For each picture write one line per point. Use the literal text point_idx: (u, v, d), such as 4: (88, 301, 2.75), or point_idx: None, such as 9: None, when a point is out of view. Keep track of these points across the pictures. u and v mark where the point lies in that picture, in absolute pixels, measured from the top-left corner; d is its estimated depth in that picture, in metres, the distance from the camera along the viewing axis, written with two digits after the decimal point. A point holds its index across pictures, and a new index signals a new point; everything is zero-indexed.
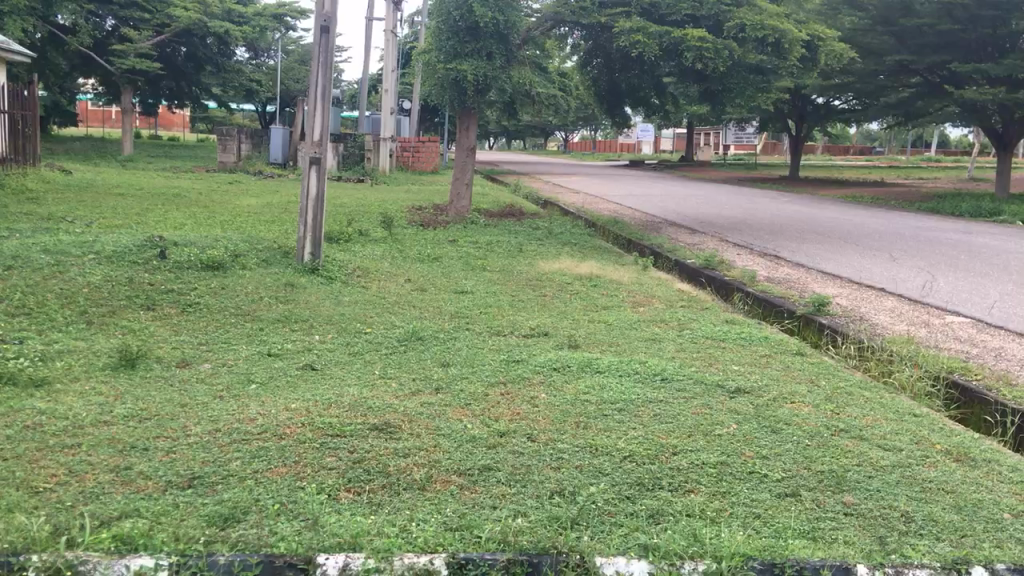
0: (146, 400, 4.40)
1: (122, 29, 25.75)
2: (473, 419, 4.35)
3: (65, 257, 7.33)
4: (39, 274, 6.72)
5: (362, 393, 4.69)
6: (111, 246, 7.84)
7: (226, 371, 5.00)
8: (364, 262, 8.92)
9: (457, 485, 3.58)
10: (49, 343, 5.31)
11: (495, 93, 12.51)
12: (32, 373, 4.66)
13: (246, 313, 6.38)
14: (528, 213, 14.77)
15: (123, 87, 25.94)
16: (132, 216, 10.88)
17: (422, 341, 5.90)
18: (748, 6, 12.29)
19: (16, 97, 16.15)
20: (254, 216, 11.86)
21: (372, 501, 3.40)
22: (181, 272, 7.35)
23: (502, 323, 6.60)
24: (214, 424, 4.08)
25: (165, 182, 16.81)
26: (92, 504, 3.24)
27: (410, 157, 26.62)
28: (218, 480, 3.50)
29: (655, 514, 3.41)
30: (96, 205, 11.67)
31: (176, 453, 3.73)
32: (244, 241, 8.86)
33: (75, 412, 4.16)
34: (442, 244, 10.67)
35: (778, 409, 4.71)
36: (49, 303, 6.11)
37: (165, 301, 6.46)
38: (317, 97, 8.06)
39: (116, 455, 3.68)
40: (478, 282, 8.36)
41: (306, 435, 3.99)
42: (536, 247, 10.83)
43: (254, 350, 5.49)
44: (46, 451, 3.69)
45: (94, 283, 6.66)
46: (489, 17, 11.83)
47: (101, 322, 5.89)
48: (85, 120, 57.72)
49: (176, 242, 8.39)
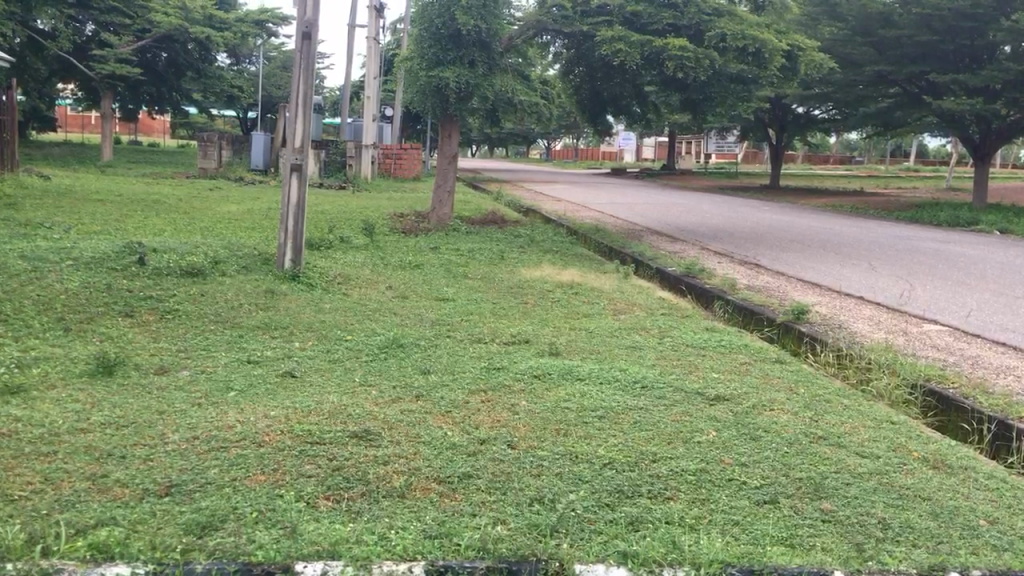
0: (124, 408, 4.36)
1: (102, 34, 25.52)
2: (454, 426, 4.35)
3: (42, 263, 7.27)
4: (16, 281, 6.66)
5: (342, 400, 4.68)
6: (89, 252, 7.78)
7: (204, 378, 4.98)
8: (345, 269, 8.88)
9: (438, 493, 3.58)
10: (26, 350, 5.27)
11: (477, 101, 12.48)
12: (7, 380, 4.62)
13: (225, 321, 6.34)
14: (510, 221, 14.78)
15: (103, 93, 25.73)
16: (111, 223, 10.77)
17: (402, 349, 5.88)
18: (729, 16, 12.42)
19: None
20: (235, 222, 11.80)
21: (351, 509, 3.39)
22: (160, 278, 7.30)
23: (484, 330, 6.60)
24: (192, 432, 4.06)
25: (145, 189, 16.67)
26: (67, 512, 3.20)
27: (393, 164, 26.60)
28: (196, 488, 3.48)
29: (635, 521, 3.42)
30: (72, 211, 11.60)
31: (154, 461, 3.71)
32: (224, 248, 8.80)
33: (52, 419, 4.13)
34: (424, 251, 10.65)
35: (757, 417, 4.74)
36: (26, 309, 6.05)
37: (144, 308, 6.43)
38: (297, 101, 8.03)
39: (93, 463, 3.65)
40: (459, 289, 8.35)
41: (285, 443, 3.97)
42: (517, 255, 10.84)
43: (233, 357, 5.47)
44: (22, 459, 3.65)
45: (71, 289, 6.59)
46: (472, 25, 11.90)
47: (79, 329, 5.84)
48: (63, 127, 57.23)
49: (156, 248, 8.36)
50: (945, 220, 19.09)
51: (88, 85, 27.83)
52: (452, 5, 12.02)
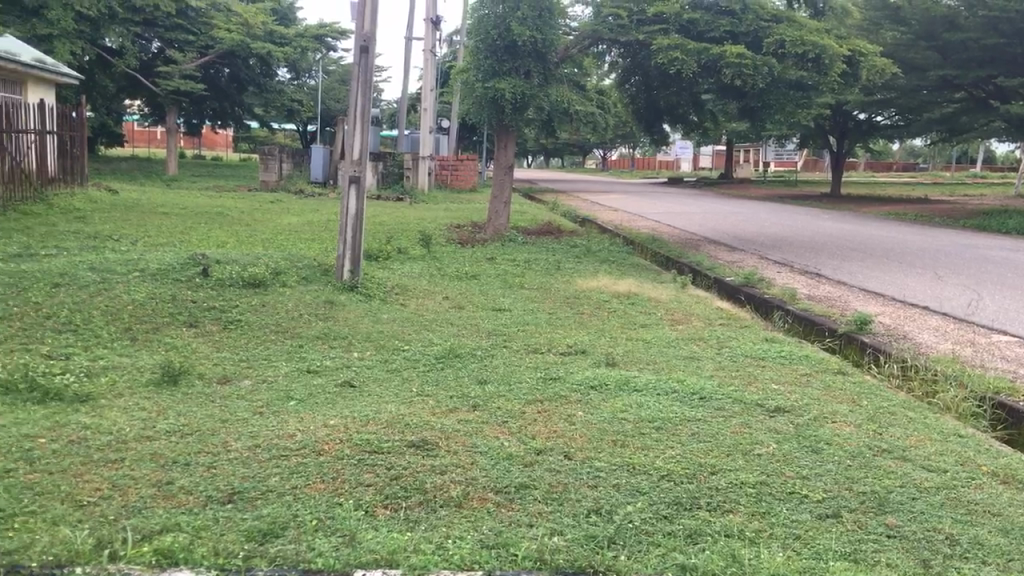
0: (188, 416, 4.46)
1: (168, 51, 26.16)
2: (510, 437, 4.36)
3: (111, 275, 7.48)
4: (86, 292, 6.85)
5: (399, 409, 4.73)
6: (155, 264, 7.98)
7: (266, 388, 5.06)
8: (402, 279, 8.97)
9: (494, 503, 3.58)
10: (95, 359, 5.42)
11: (532, 111, 12.51)
12: (77, 388, 4.74)
13: (286, 330, 6.46)
14: (566, 231, 14.79)
15: (169, 108, 26.37)
16: (176, 235, 11.05)
17: (459, 359, 5.92)
18: (789, 22, 12.27)
19: (65, 119, 16.14)
20: (295, 234, 12.02)
21: (408, 518, 3.41)
22: (223, 289, 7.46)
23: (539, 340, 6.59)
24: (254, 440, 4.13)
25: (209, 202, 16.97)
26: (134, 518, 3.28)
27: (449, 176, 26.75)
28: (258, 495, 3.54)
29: (694, 533, 3.38)
30: (138, 224, 11.85)
31: (216, 468, 3.77)
32: (285, 260, 8.96)
33: (118, 427, 4.22)
34: (481, 261, 10.72)
35: (819, 429, 4.65)
36: (95, 319, 6.23)
37: (207, 318, 6.56)
38: (356, 114, 8.13)
39: (159, 470, 3.73)
40: (515, 299, 8.37)
41: (344, 452, 4.02)
42: (574, 264, 10.83)
43: (293, 367, 5.55)
44: (91, 465, 3.74)
45: (139, 300, 6.76)
46: (528, 35, 11.96)
47: (145, 339, 5.99)
48: (131, 142, 58.86)
49: (219, 259, 8.53)
50: (1014, 228, 18.56)
51: (154, 101, 28.58)
52: (508, 17, 12.12)
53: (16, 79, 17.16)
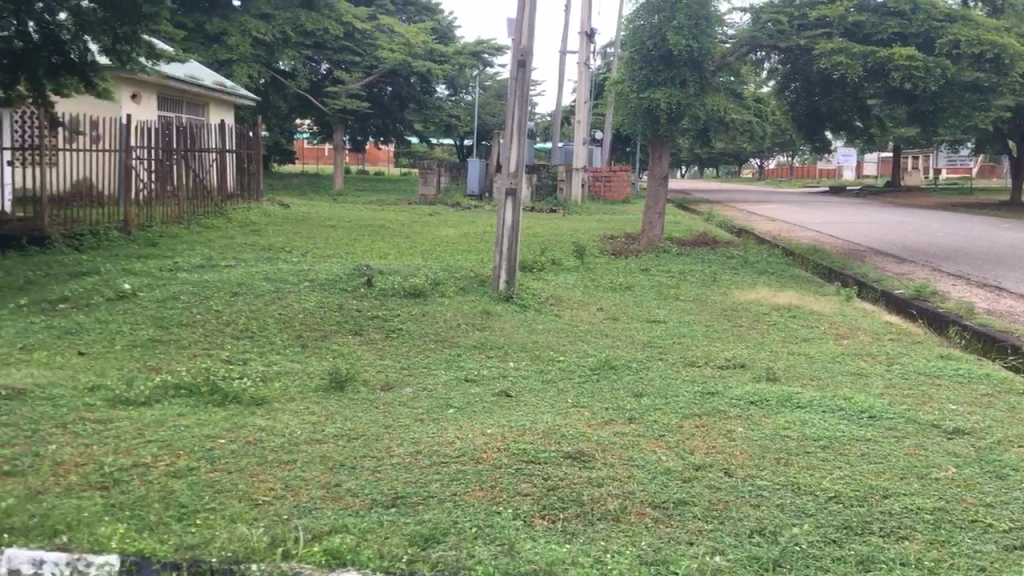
0: (354, 421, 4.62)
1: (335, 72, 27.35)
2: (668, 451, 4.28)
3: (283, 284, 7.87)
4: (261, 300, 7.22)
5: (556, 420, 4.73)
6: (324, 274, 8.34)
7: (426, 395, 5.18)
8: (556, 290, 9.00)
9: (653, 518, 3.52)
10: (269, 365, 5.71)
11: (688, 120, 12.30)
12: (253, 392, 4.99)
13: (445, 339, 6.60)
14: (722, 241, 14.45)
15: (335, 126, 27.51)
16: (342, 246, 11.53)
17: (615, 370, 5.87)
18: (964, 21, 11.58)
19: (242, 137, 16.97)
20: (452, 245, 12.29)
21: (566, 530, 3.40)
22: (385, 299, 7.70)
23: (696, 354, 6.45)
24: (415, 446, 4.23)
25: (372, 215, 17.58)
26: (305, 518, 3.42)
27: (602, 187, 26.71)
28: (420, 501, 3.62)
29: (866, 560, 3.21)
30: (307, 237, 12.42)
31: (380, 473, 3.89)
32: (443, 270, 9.17)
33: (290, 430, 4.42)
34: (635, 273, 10.62)
35: (1003, 454, 4.33)
36: (269, 327, 6.56)
37: (369, 327, 6.77)
38: (513, 127, 8.25)
39: (327, 472, 3.88)
40: (671, 311, 8.25)
41: (502, 461, 4.06)
42: (731, 276, 10.57)
43: (452, 376, 5.66)
44: (265, 465, 3.92)
45: (309, 309, 7.07)
46: (684, 45, 11.83)
47: (314, 346, 6.27)
48: (300, 159, 61.97)
49: (381, 270, 8.81)
50: None
51: (322, 119, 29.98)
52: (663, 27, 12.03)
53: (198, 101, 18.32)
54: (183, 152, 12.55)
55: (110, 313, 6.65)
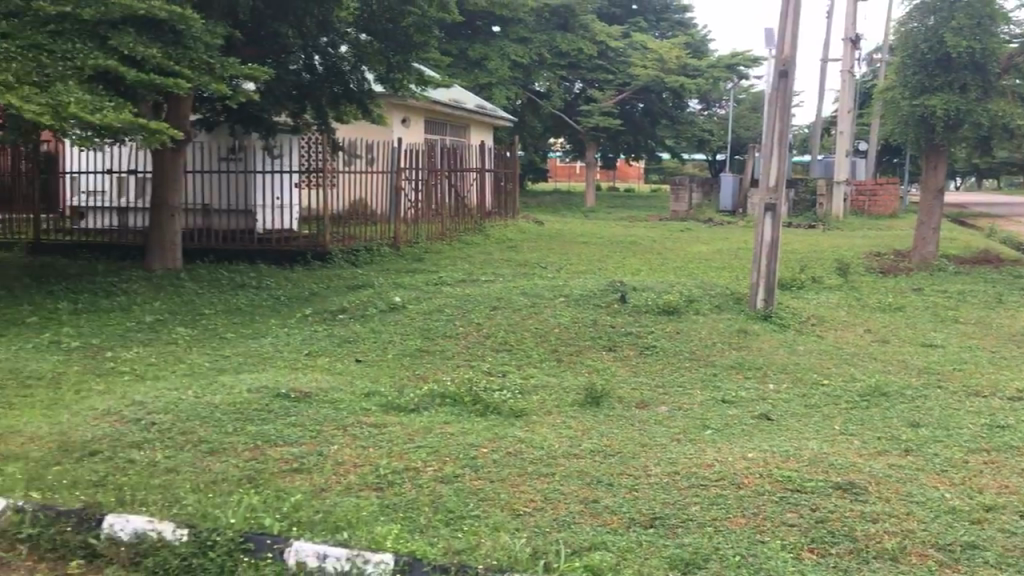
0: (610, 437, 4.60)
1: (589, 92, 26.97)
2: (952, 488, 3.90)
3: (539, 299, 8.03)
4: (519, 314, 7.38)
5: (822, 448, 4.45)
6: (578, 290, 8.41)
7: (683, 415, 5.06)
8: (818, 310, 8.53)
9: (936, 560, 3.22)
10: (527, 378, 5.82)
11: (969, 128, 11.24)
12: (513, 404, 5.11)
13: (701, 358, 6.43)
14: (1008, 260, 13.10)
15: (588, 145, 27.12)
16: (595, 262, 11.62)
17: (886, 398, 5.45)
18: None
19: (500, 157, 17.43)
20: (705, 262, 12.03)
21: (837, 566, 3.18)
22: (639, 315, 7.64)
23: (981, 382, 5.85)
24: (673, 466, 4.15)
25: (625, 231, 17.60)
26: (564, 532, 3.43)
27: (866, 202, 25.13)
28: (680, 523, 3.52)
29: None
30: (561, 253, 12.65)
31: (638, 492, 3.83)
32: (698, 287, 8.98)
33: (548, 443, 4.46)
34: (906, 293, 9.86)
35: None
36: (526, 340, 6.71)
37: (624, 343, 6.74)
38: (773, 141, 7.94)
39: (585, 487, 3.87)
40: (949, 335, 7.56)
41: (764, 488, 3.87)
42: (1020, 298, 9.53)
43: (709, 396, 5.49)
44: (526, 476, 3.97)
45: (564, 322, 7.14)
46: (964, 46, 10.95)
47: (569, 360, 6.34)
48: (554, 177, 63.57)
49: (635, 287, 8.76)
50: None
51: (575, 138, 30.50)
52: (941, 28, 11.19)
53: (461, 123, 19.21)
54: (448, 172, 13.20)
55: (382, 324, 7.09)
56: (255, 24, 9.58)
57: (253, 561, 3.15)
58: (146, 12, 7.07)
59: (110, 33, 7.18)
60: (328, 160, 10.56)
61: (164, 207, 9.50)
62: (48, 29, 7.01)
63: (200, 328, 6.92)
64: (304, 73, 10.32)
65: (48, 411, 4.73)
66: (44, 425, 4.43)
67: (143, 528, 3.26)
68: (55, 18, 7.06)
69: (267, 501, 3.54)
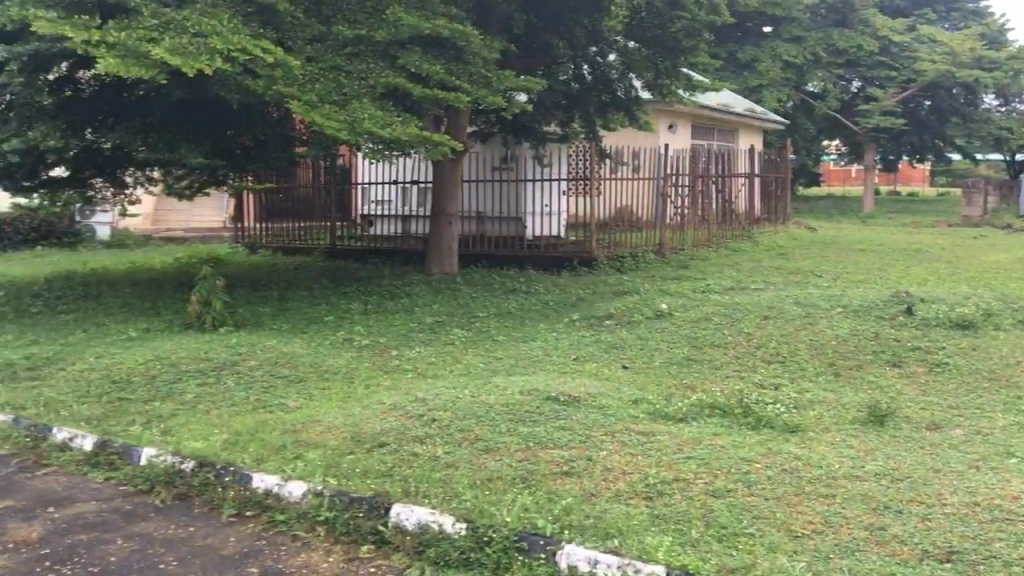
0: (897, 460, 4.26)
1: (868, 90, 25.19)
2: None
3: (815, 309, 7.61)
4: (793, 325, 7.03)
5: None
6: (858, 300, 7.88)
7: (982, 441, 4.58)
8: None
9: None
10: (802, 392, 5.53)
11: None
12: (788, 418, 4.87)
13: (1003, 378, 5.80)
14: None
15: (867, 147, 25.41)
16: (874, 271, 10.87)
17: None
18: None
19: (771, 162, 16.74)
20: (1005, 272, 10.87)
21: None
22: (929, 329, 7.02)
23: None
24: (973, 496, 3.76)
25: (908, 238, 16.35)
26: (847, 559, 3.20)
27: None
28: (982, 561, 3.18)
29: None
30: (836, 261, 11.95)
31: (932, 522, 3.50)
32: (997, 300, 8.12)
33: (828, 462, 4.20)
34: None
35: None
36: (801, 353, 6.38)
37: (910, 359, 6.23)
38: None
39: (870, 513, 3.60)
40: None
41: None
42: None
43: (1014, 421, 4.93)
44: (804, 496, 3.76)
45: (842, 335, 6.72)
46: None
47: (848, 374, 5.96)
48: (827, 180, 60.43)
49: (923, 298, 8.07)
50: None
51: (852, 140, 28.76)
52: None
53: (730, 127, 18.69)
54: (714, 178, 12.89)
55: (649, 331, 7.04)
56: (528, 38, 9.91)
57: (526, 560, 3.21)
58: (430, 31, 7.53)
59: (399, 52, 7.72)
60: (596, 166, 10.69)
61: (443, 213, 10.03)
62: (347, 52, 7.67)
63: (475, 330, 7.24)
64: (574, 83, 10.53)
65: (344, 402, 5.13)
66: (340, 416, 4.81)
67: (426, 519, 3.44)
68: (353, 41, 7.70)
69: (540, 502, 3.62)
